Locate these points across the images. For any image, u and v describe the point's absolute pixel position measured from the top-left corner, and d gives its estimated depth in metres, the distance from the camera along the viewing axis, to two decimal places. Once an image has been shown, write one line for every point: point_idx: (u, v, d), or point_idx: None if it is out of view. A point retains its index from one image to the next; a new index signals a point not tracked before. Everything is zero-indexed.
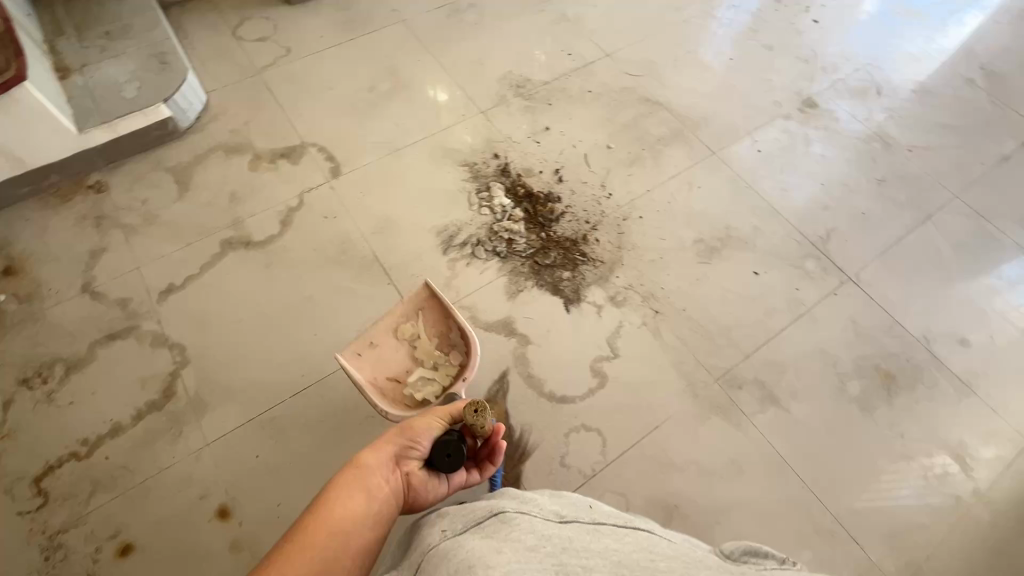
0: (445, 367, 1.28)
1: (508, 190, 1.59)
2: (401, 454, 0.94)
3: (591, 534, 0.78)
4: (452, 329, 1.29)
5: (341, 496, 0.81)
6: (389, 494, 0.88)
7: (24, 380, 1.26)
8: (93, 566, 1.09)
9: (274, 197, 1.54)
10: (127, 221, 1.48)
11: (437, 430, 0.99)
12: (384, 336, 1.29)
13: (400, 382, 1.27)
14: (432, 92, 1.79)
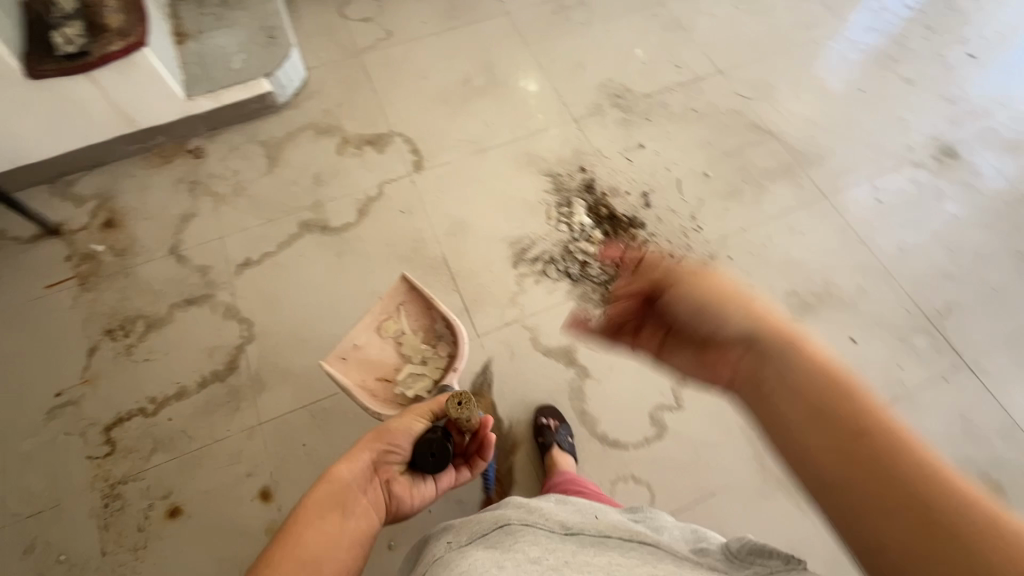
0: (433, 361, 1.27)
1: (590, 208, 1.51)
2: (382, 458, 0.93)
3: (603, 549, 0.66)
4: (436, 322, 1.29)
5: (321, 500, 0.79)
6: (371, 498, 0.87)
7: (109, 330, 1.34)
8: (144, 521, 1.15)
9: (356, 184, 1.54)
10: (218, 190, 1.53)
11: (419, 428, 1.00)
12: (370, 336, 1.28)
13: (390, 382, 1.26)
14: (524, 85, 1.74)
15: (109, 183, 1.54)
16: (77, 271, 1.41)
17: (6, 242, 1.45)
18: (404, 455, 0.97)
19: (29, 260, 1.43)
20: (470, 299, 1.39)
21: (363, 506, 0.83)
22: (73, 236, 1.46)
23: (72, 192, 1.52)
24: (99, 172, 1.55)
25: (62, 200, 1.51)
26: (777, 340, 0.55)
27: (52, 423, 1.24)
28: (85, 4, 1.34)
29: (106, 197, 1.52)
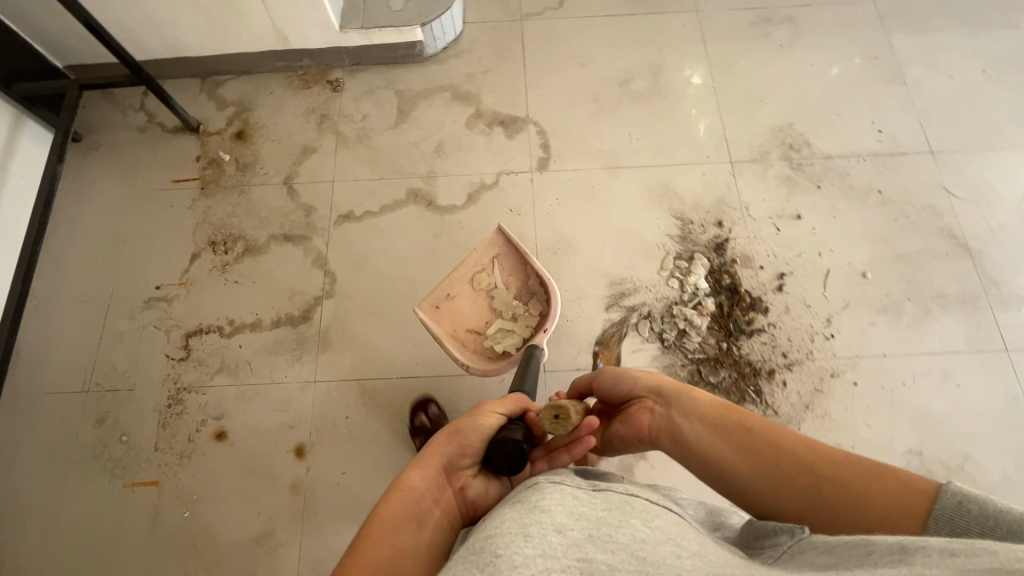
0: (523, 318, 1.25)
1: (711, 272, 1.33)
2: (452, 466, 0.75)
3: (633, 517, 0.56)
4: (530, 279, 1.25)
5: (380, 539, 0.63)
6: (444, 521, 0.70)
7: (213, 242, 1.40)
8: (194, 434, 1.23)
9: (474, 167, 1.46)
10: (343, 130, 1.51)
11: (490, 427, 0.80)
12: (464, 288, 1.25)
13: (479, 334, 1.25)
14: (690, 73, 1.56)
15: (250, 93, 1.57)
16: (202, 174, 1.48)
17: (152, 127, 1.53)
18: (474, 455, 0.77)
19: (166, 150, 1.51)
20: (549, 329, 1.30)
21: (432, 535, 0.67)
22: (207, 138, 1.52)
23: (217, 93, 1.56)
24: (245, 80, 1.58)
25: (206, 99, 1.56)
26: (675, 389, 0.80)
27: (146, 313, 1.34)
28: None
29: (243, 107, 1.55)
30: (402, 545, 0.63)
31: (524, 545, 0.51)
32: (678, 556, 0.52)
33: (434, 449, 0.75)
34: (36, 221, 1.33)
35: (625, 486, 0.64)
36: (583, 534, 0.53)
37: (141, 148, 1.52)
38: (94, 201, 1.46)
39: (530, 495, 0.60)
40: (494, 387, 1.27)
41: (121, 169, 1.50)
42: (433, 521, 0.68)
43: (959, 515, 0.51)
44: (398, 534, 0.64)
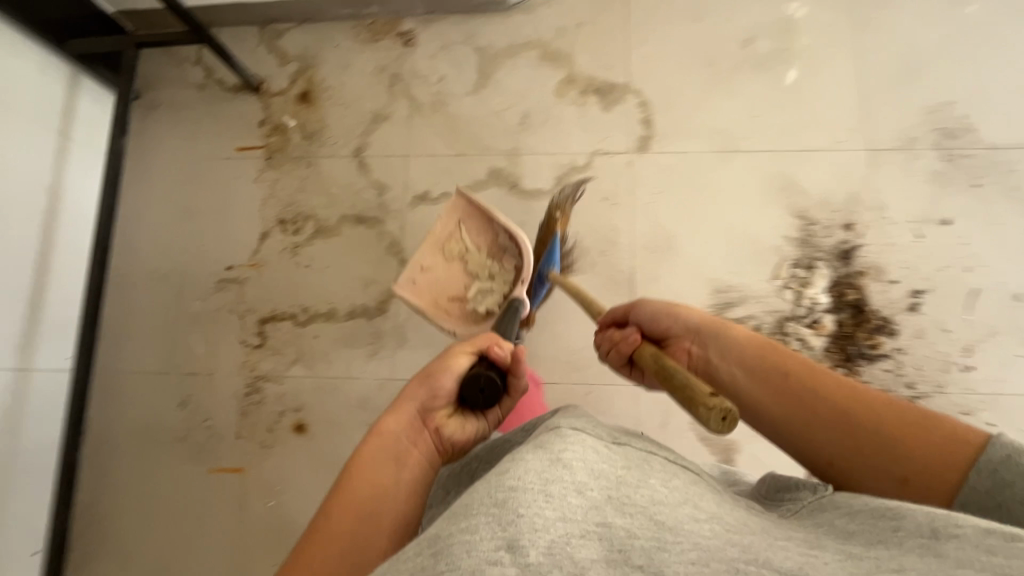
0: (501, 275, 1.13)
1: (833, 284, 1.17)
2: (426, 409, 0.70)
3: (649, 477, 0.51)
4: (498, 234, 1.13)
5: (358, 481, 0.62)
6: (421, 462, 0.68)
7: (282, 220, 1.32)
8: (274, 424, 1.22)
9: (565, 144, 1.29)
10: (417, 94, 1.35)
11: (464, 364, 0.73)
12: (434, 257, 1.13)
13: (462, 300, 1.13)
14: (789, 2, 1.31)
15: (313, 45, 1.40)
16: (267, 141, 1.36)
17: (211, 84, 1.40)
18: (449, 394, 0.71)
19: (227, 112, 1.39)
20: None
21: (409, 474, 0.65)
22: (270, 100, 1.39)
23: (278, 45, 1.40)
24: (307, 29, 1.41)
25: (267, 52, 1.40)
26: (714, 328, 0.77)
27: (220, 295, 1.29)
28: None
29: (307, 63, 1.39)
30: (383, 488, 0.63)
31: (546, 505, 0.44)
32: (694, 517, 0.47)
33: (407, 393, 0.70)
34: (106, 198, 1.26)
35: (646, 443, 0.57)
36: (602, 495, 0.47)
37: (202, 109, 1.40)
38: (157, 168, 1.38)
39: (551, 442, 0.52)
40: (580, 397, 1.19)
41: (184, 134, 1.39)
42: (410, 461, 0.66)
43: (1005, 468, 0.53)
44: (378, 473, 0.64)
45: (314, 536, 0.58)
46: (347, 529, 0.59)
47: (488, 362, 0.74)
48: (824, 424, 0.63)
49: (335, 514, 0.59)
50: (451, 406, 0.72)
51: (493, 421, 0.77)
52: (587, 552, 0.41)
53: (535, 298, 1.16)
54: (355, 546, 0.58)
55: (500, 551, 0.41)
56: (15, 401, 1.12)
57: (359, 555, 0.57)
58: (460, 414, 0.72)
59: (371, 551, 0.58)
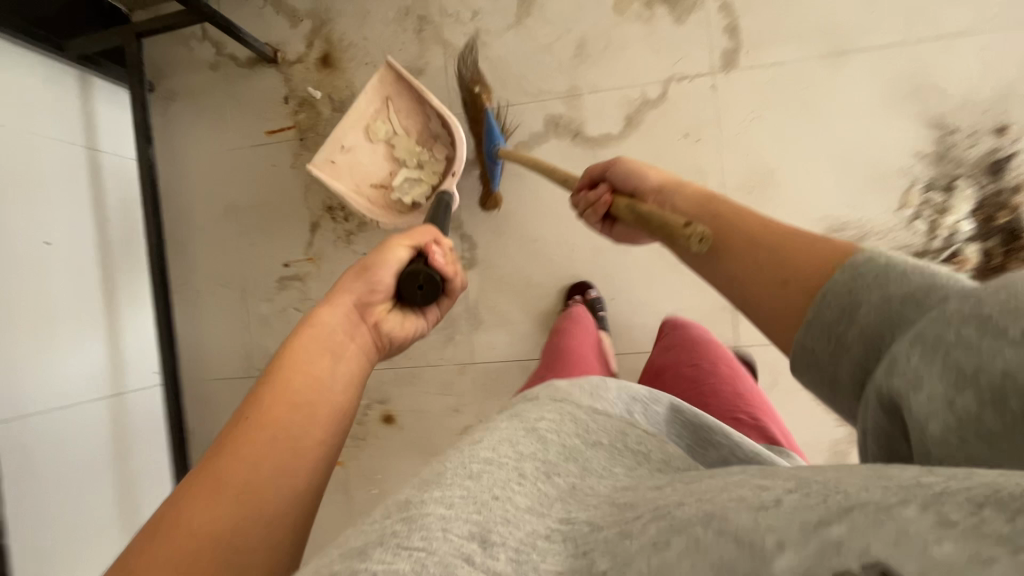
0: (430, 164, 1.13)
1: (979, 206, 0.98)
2: (363, 303, 0.61)
3: (608, 476, 0.41)
4: (428, 120, 1.12)
5: (296, 374, 0.50)
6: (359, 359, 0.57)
7: (329, 207, 1.23)
8: (362, 418, 1.22)
9: (632, 73, 1.09)
10: (451, 38, 1.17)
11: (403, 255, 0.64)
12: (360, 137, 1.11)
13: (387, 187, 1.14)
14: None
15: None
16: (297, 120, 1.24)
17: (224, 61, 1.27)
18: (389, 288, 0.63)
19: (247, 91, 1.27)
20: None
21: (350, 370, 0.55)
22: (290, 70, 1.24)
23: (286, 3, 1.24)
24: None
25: (276, 14, 1.24)
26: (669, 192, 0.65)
27: (283, 295, 1.25)
28: None
29: (321, 20, 1.23)
30: (319, 381, 0.51)
31: (517, 487, 0.37)
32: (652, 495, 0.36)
33: (346, 283, 0.60)
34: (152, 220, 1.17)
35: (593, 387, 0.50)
36: (564, 487, 0.39)
37: (221, 93, 1.28)
38: (190, 166, 1.30)
39: (526, 411, 0.46)
40: None
41: (212, 126, 1.29)
42: (351, 356, 0.56)
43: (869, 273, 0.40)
44: (313, 366, 0.52)
45: (235, 445, 0.44)
46: (269, 430, 0.46)
47: (430, 258, 0.65)
48: (768, 258, 0.49)
49: (262, 408, 0.47)
50: (390, 300, 0.64)
51: (431, 325, 0.70)
52: (553, 559, 0.31)
53: (492, 178, 1.11)
54: (287, 446, 0.46)
55: (471, 543, 0.31)
56: (118, 426, 1.15)
57: (295, 459, 0.46)
58: (401, 311, 0.64)
59: (311, 456, 0.47)
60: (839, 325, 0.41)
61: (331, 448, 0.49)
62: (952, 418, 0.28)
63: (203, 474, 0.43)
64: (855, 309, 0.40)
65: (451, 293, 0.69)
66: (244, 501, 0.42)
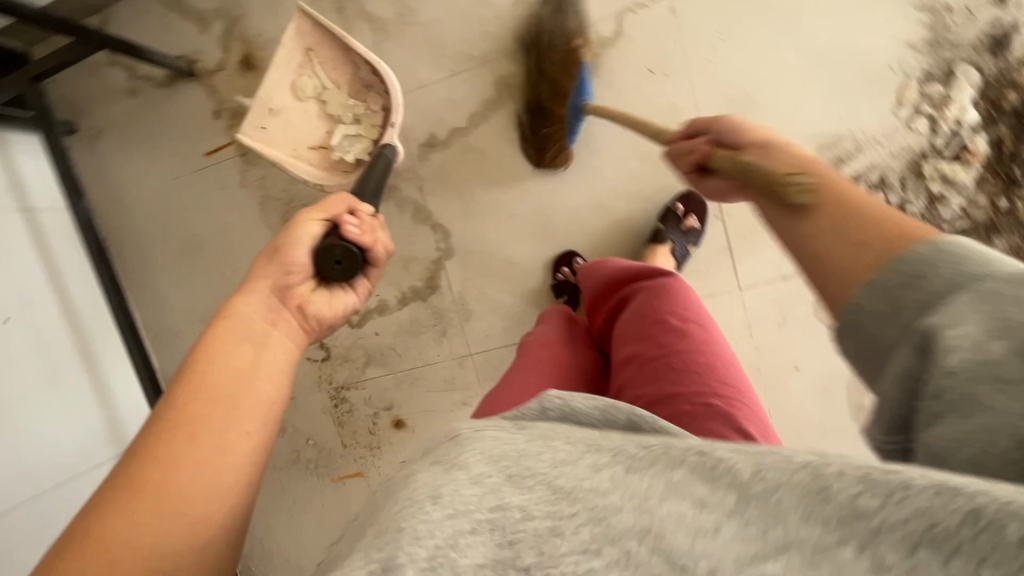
0: (367, 117, 1.01)
1: (985, 90, 0.88)
2: (281, 288, 0.58)
3: (555, 440, 0.33)
4: (358, 68, 0.99)
5: (212, 368, 0.48)
6: (286, 342, 0.55)
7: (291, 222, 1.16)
8: (373, 428, 1.19)
9: (580, 13, 0.98)
10: (375, 10, 1.05)
11: (316, 232, 0.61)
12: (287, 97, 0.98)
13: (327, 147, 1.02)
14: None
15: None
16: (233, 134, 1.15)
17: (140, 83, 1.17)
18: (306, 266, 0.60)
19: (173, 112, 1.17)
20: (734, 237, 1.00)
21: (275, 359, 0.52)
22: (212, 81, 1.14)
23: (191, 7, 1.12)
24: None
25: (183, 20, 1.13)
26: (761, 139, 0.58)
27: None
28: None
29: (233, 17, 1.11)
30: (241, 375, 0.49)
31: (432, 507, 0.28)
32: (600, 462, 0.30)
33: (259, 271, 0.58)
34: (104, 270, 1.20)
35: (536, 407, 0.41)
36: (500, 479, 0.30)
37: (147, 119, 1.18)
38: (136, 205, 1.22)
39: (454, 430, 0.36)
40: None
41: (147, 159, 1.20)
42: (276, 344, 0.54)
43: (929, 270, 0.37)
44: (230, 356, 0.49)
45: (151, 452, 0.42)
46: (195, 421, 0.44)
47: (343, 230, 0.62)
48: (857, 224, 0.44)
49: (177, 410, 0.45)
50: (313, 278, 0.62)
51: (363, 297, 0.68)
52: (476, 552, 0.27)
53: (570, 133, 0.98)
54: (208, 448, 0.44)
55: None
56: None
57: (219, 458, 0.44)
58: (326, 290, 0.62)
59: (235, 454, 0.45)
60: (897, 288, 0.38)
61: (260, 444, 0.47)
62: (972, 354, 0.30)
63: (119, 486, 0.41)
64: (920, 280, 0.37)
65: (378, 262, 0.67)
66: (161, 507, 0.41)
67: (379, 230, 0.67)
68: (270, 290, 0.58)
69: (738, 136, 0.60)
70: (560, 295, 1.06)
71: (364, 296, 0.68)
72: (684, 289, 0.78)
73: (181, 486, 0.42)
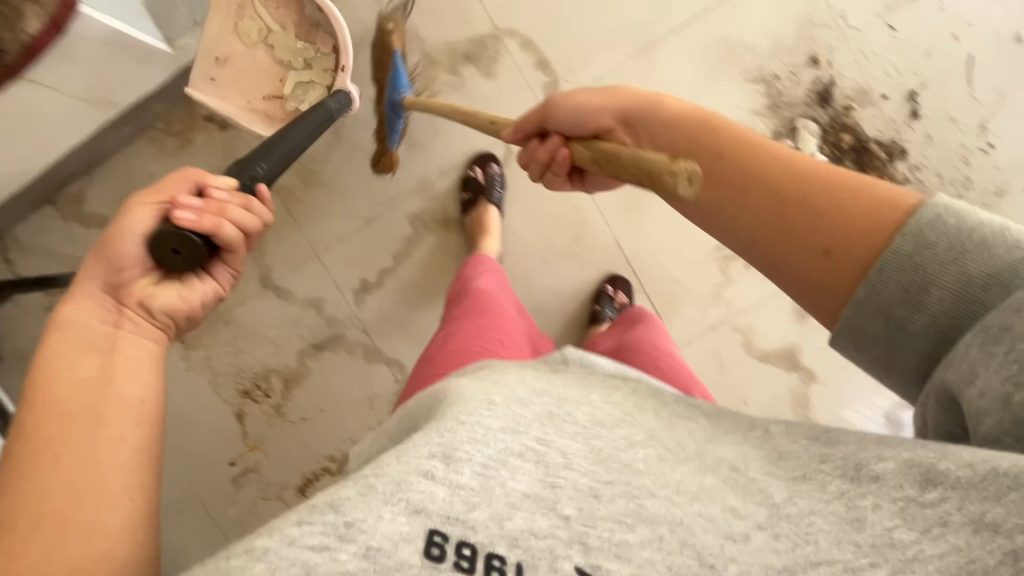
0: (317, 61, 1.02)
1: (824, 134, 1.02)
2: (111, 287, 0.50)
3: (592, 395, 0.42)
4: (304, 6, 0.99)
5: (59, 386, 0.44)
6: (129, 346, 0.48)
7: (247, 391, 1.16)
8: None
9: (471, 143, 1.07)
10: (280, 181, 1.09)
11: (148, 217, 0.51)
12: (234, 45, 1.00)
13: (282, 97, 1.03)
14: None
15: (127, 191, 1.11)
16: None
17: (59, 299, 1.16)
18: (141, 258, 0.51)
19: None
20: (663, 304, 1.09)
21: (133, 359, 0.47)
22: None
23: (90, 214, 1.12)
24: (105, 176, 1.11)
25: (87, 229, 1.12)
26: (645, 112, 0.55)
27: (245, 492, 1.18)
28: None
29: None
30: (97, 385, 0.44)
31: (485, 424, 0.36)
32: (634, 440, 0.39)
33: (86, 267, 0.50)
34: None
35: (560, 354, 0.56)
36: (545, 410, 0.39)
37: None
38: None
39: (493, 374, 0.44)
40: None
41: None
42: (128, 345, 0.48)
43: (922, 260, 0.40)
44: (77, 371, 0.45)
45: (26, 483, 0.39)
46: (57, 444, 0.41)
47: (178, 216, 0.51)
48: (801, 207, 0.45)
49: (32, 431, 0.41)
50: (154, 272, 0.53)
51: (230, 284, 0.58)
52: (521, 477, 0.35)
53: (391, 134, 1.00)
54: (77, 467, 0.41)
55: (433, 460, 0.34)
56: None
57: (94, 473, 0.41)
58: (173, 283, 0.53)
59: (114, 458, 0.42)
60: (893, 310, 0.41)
61: (144, 445, 0.44)
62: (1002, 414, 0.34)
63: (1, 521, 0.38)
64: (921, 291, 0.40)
65: (237, 245, 0.55)
66: (45, 534, 0.38)
67: (233, 207, 0.55)
68: (103, 292, 0.50)
69: (585, 117, 0.58)
70: (466, 190, 1.06)
71: (231, 285, 0.58)
72: (658, 324, 0.89)
73: (63, 507, 0.39)
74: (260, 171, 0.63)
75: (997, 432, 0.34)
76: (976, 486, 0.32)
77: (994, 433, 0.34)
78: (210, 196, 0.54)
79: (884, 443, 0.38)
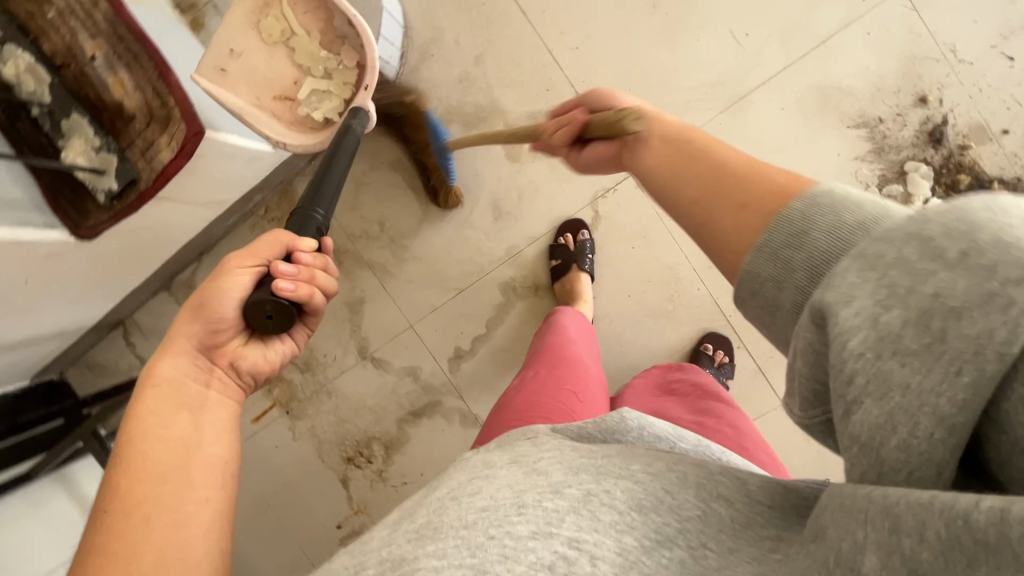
0: (339, 72, 0.91)
1: (938, 176, 0.96)
2: (205, 347, 0.52)
3: (633, 464, 0.37)
4: (333, 15, 0.89)
5: (154, 446, 0.46)
6: (220, 408, 0.51)
7: (350, 458, 1.19)
8: None
9: (559, 208, 1.08)
10: (373, 257, 1.13)
11: (242, 283, 0.51)
12: (250, 40, 0.89)
13: (294, 100, 0.92)
14: None
15: None
16: (273, 397, 1.20)
17: None
18: (235, 321, 0.53)
19: None
20: (767, 359, 1.06)
21: (218, 421, 0.50)
22: None
23: None
24: (212, 262, 1.18)
25: None
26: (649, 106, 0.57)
27: None
28: (106, 126, 0.80)
29: None
30: (186, 447, 0.47)
31: (517, 518, 0.33)
32: (665, 531, 0.33)
33: (181, 323, 0.52)
34: None
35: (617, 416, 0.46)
36: (583, 491, 0.35)
37: None
38: None
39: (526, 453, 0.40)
40: None
41: None
42: (216, 404, 0.51)
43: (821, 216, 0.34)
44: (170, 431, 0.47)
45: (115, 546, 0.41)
46: (146, 507, 0.42)
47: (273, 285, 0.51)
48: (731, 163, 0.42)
49: (128, 492, 0.43)
50: (244, 332, 0.54)
51: (305, 340, 0.61)
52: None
53: (446, 169, 1.03)
54: (170, 530, 0.42)
55: None
56: None
57: (184, 536, 0.43)
58: (259, 343, 0.56)
59: (199, 520, 0.44)
60: (783, 248, 0.35)
61: (224, 506, 0.46)
62: (873, 331, 0.26)
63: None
64: (804, 237, 0.34)
65: (320, 310, 0.56)
66: None
67: (320, 272, 0.54)
68: (196, 352, 0.52)
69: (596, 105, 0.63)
70: (555, 257, 1.05)
71: (306, 340, 0.61)
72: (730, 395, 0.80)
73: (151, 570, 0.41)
74: (320, 212, 0.61)
75: (863, 348, 0.26)
76: (951, 565, 0.22)
77: (858, 349, 0.26)
78: (299, 260, 0.54)
79: (845, 513, 0.26)
